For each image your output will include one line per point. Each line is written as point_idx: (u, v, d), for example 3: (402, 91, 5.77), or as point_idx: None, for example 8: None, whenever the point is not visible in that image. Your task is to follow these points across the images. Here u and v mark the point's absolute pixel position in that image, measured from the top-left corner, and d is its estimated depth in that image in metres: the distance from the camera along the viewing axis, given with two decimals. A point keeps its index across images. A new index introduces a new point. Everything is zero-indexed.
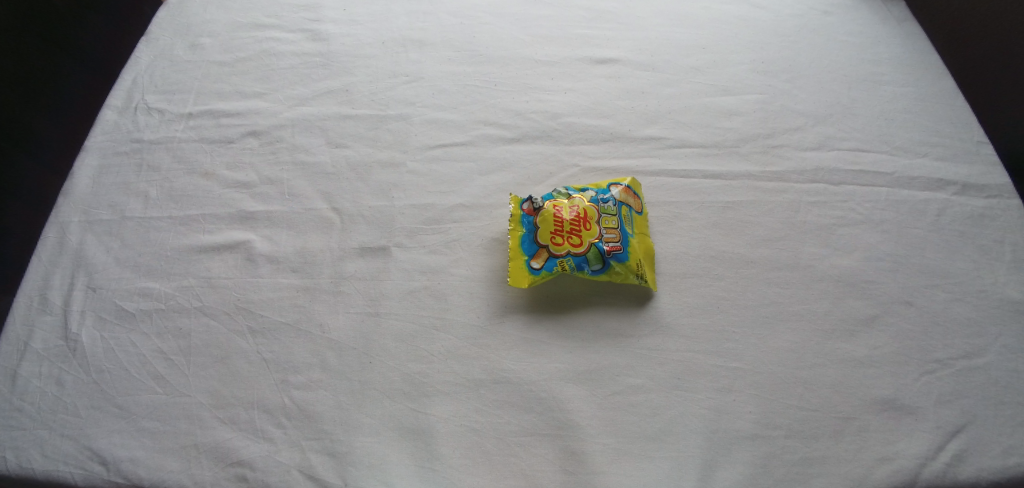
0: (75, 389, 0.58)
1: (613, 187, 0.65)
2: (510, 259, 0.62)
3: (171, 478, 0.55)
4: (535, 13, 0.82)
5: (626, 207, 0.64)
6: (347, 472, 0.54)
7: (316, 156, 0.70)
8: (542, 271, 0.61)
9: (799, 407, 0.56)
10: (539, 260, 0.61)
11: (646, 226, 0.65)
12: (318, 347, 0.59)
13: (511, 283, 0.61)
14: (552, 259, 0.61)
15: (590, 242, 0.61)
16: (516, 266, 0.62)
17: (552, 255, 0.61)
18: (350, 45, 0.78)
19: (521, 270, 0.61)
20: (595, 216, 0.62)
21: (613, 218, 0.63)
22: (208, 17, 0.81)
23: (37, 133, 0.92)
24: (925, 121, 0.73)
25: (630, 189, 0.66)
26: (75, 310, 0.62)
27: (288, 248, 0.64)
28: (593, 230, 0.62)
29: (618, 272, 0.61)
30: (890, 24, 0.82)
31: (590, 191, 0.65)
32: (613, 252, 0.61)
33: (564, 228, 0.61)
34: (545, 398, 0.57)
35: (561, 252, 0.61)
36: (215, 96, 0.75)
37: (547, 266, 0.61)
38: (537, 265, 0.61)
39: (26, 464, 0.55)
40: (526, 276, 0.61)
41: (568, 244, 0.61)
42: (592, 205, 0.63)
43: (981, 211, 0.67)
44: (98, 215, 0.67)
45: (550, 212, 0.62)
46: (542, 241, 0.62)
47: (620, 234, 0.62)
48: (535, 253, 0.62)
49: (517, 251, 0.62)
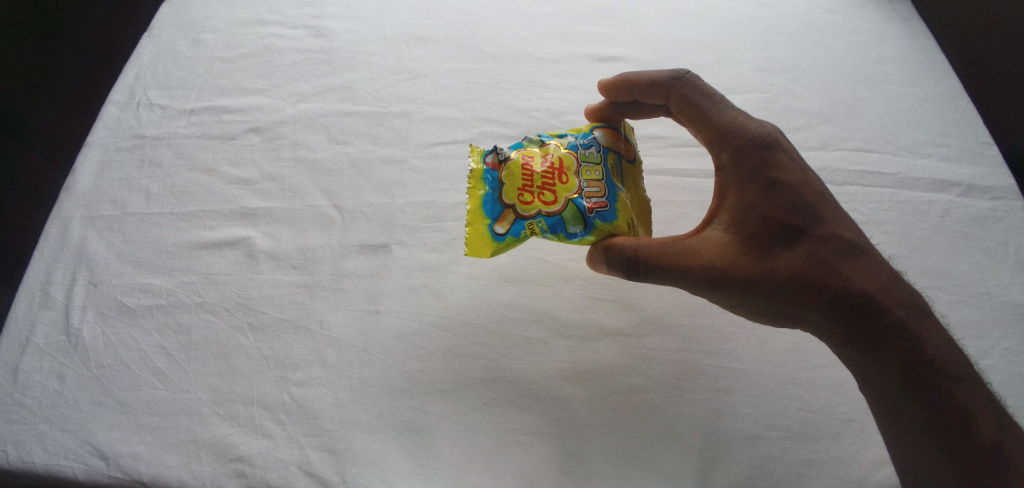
0: (76, 384, 0.58)
1: (596, 129, 0.56)
2: (470, 223, 0.52)
3: (171, 474, 0.55)
4: (539, 9, 0.81)
5: (613, 151, 0.54)
6: (345, 469, 0.54)
7: (317, 153, 0.70)
8: (507, 237, 0.51)
9: (800, 409, 0.56)
10: (504, 222, 0.51)
11: (635, 176, 0.56)
12: (318, 344, 0.59)
13: (471, 253, 0.52)
14: (519, 222, 0.51)
15: (566, 198, 0.51)
16: (475, 231, 0.52)
17: (519, 216, 0.51)
18: (351, 42, 0.77)
19: (480, 236, 0.52)
20: (572, 167, 0.53)
21: (595, 168, 0.53)
22: (209, 13, 0.81)
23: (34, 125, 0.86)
24: (930, 122, 0.73)
25: (617, 129, 0.57)
26: (77, 305, 0.62)
27: (288, 245, 0.64)
28: (570, 183, 0.52)
29: (602, 234, 0.51)
30: (896, 22, 0.81)
31: (567, 140, 0.55)
32: (594, 209, 0.51)
33: (533, 184, 0.52)
34: (544, 397, 0.57)
35: (530, 213, 0.51)
36: (217, 92, 0.75)
37: (513, 230, 0.51)
38: (501, 230, 0.51)
39: (28, 458, 0.55)
40: (487, 243, 0.52)
41: (539, 202, 0.51)
42: (569, 155, 0.53)
43: (985, 213, 0.67)
44: (100, 211, 0.67)
45: (517, 165, 0.53)
46: (507, 200, 0.52)
47: (604, 187, 0.52)
48: (499, 214, 0.52)
49: (479, 214, 0.52)
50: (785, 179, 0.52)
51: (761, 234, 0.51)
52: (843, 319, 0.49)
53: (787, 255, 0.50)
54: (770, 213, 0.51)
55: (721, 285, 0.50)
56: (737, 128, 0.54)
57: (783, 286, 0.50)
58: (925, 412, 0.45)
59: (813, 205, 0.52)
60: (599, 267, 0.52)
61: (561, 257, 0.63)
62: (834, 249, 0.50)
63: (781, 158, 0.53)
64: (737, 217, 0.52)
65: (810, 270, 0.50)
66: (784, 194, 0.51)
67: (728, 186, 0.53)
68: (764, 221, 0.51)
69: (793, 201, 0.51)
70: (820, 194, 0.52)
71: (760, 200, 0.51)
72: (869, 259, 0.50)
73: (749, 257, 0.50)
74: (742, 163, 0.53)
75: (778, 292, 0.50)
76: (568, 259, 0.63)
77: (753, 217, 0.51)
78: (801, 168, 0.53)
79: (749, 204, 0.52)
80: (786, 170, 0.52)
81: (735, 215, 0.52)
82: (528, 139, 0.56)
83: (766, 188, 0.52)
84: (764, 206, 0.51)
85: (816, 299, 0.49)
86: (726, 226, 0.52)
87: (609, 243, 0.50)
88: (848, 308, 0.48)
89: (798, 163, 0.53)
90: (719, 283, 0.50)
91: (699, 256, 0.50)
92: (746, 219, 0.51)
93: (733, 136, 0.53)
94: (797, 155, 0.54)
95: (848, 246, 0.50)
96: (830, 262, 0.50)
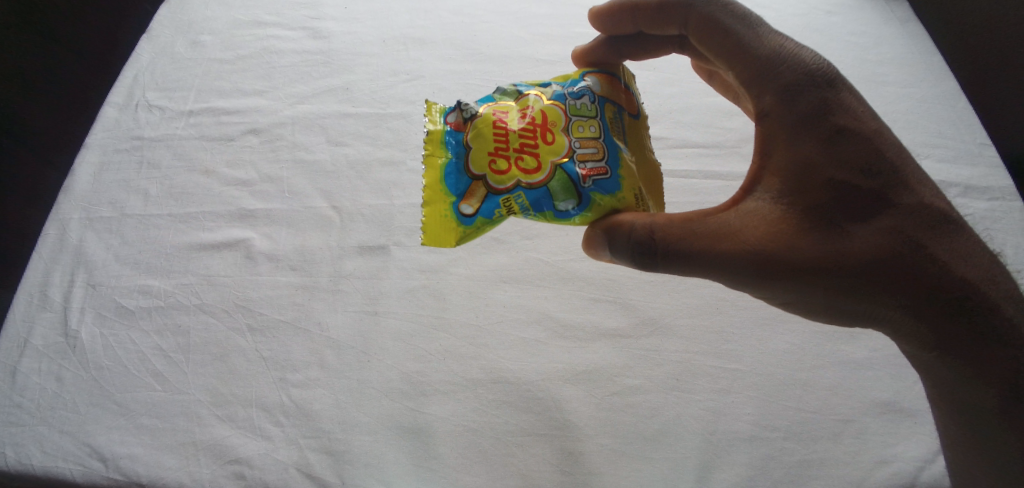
0: (74, 386, 0.58)
1: (586, 76, 0.48)
2: (433, 200, 0.46)
3: (170, 476, 0.55)
4: (538, 11, 0.81)
5: (609, 104, 0.46)
6: (344, 471, 0.54)
7: (315, 154, 0.70)
8: (475, 219, 0.44)
9: (798, 409, 0.56)
10: (472, 200, 0.44)
11: (639, 133, 0.49)
12: (317, 345, 0.59)
13: (432, 240, 0.45)
14: (491, 198, 0.44)
15: (553, 163, 0.43)
16: (440, 215, 0.45)
17: (492, 191, 0.44)
18: (350, 43, 0.77)
19: (446, 221, 0.45)
20: (559, 124, 0.44)
21: (589, 124, 0.44)
22: (208, 15, 0.81)
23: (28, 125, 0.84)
24: (928, 123, 0.73)
25: (614, 76, 0.49)
26: (76, 307, 0.62)
27: (287, 246, 0.64)
28: (557, 143, 0.44)
29: (600, 206, 0.43)
30: (894, 24, 0.82)
31: (551, 90, 0.47)
32: (589, 177, 0.43)
33: (508, 147, 0.44)
34: (543, 398, 0.57)
35: (506, 186, 0.44)
36: (215, 93, 0.75)
37: (484, 210, 0.44)
38: (469, 208, 0.44)
39: (26, 460, 0.55)
40: (454, 228, 0.45)
41: (517, 171, 0.43)
42: (555, 109, 0.45)
43: (982, 214, 0.67)
44: (98, 212, 0.67)
45: (487, 126, 0.45)
46: (476, 171, 0.44)
47: (602, 148, 0.44)
48: (466, 191, 0.45)
49: (443, 189, 0.45)
50: (845, 133, 0.44)
51: (833, 202, 0.43)
52: (934, 304, 0.42)
53: (865, 231, 0.43)
54: (834, 177, 0.43)
55: (784, 276, 0.43)
56: (778, 69, 0.46)
57: (867, 266, 0.42)
58: (1022, 430, 0.42)
59: (880, 162, 0.45)
60: (601, 256, 0.47)
61: (559, 258, 0.63)
62: (917, 216, 0.44)
63: (838, 104, 0.45)
64: (792, 184, 0.44)
65: (895, 252, 0.42)
66: (853, 150, 0.44)
67: (774, 143, 0.45)
68: (828, 189, 0.43)
69: (857, 160, 0.44)
70: (886, 147, 0.45)
71: (829, 157, 0.44)
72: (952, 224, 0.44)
73: (813, 237, 0.43)
74: (795, 114, 0.45)
75: (859, 280, 0.43)
76: (566, 260, 0.63)
77: (815, 183, 0.43)
78: (858, 116, 0.45)
79: (805, 168, 0.44)
80: (845, 121, 0.45)
81: (788, 183, 0.44)
82: (502, 95, 0.48)
83: (825, 144, 0.44)
84: (825, 168, 0.44)
85: (906, 291, 0.42)
86: (776, 196, 0.44)
87: (613, 222, 0.43)
88: (937, 287, 0.42)
89: (856, 106, 0.46)
90: (784, 272, 0.43)
91: (760, 237, 0.43)
92: (804, 185, 0.43)
93: (787, 79, 0.45)
94: (852, 98, 0.46)
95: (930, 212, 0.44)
96: (918, 236, 0.43)
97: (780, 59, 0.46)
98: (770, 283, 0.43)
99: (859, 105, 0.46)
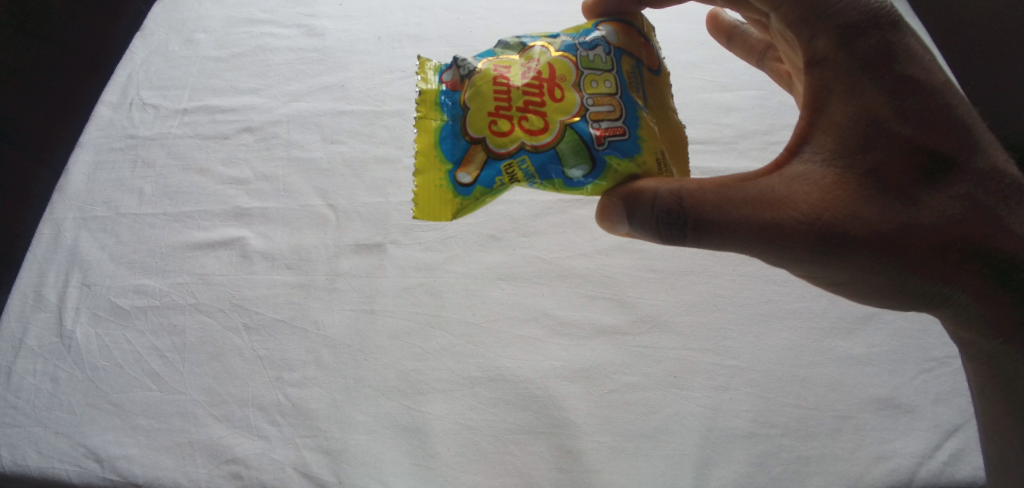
0: (70, 386, 0.58)
1: (600, 26, 0.47)
2: (426, 170, 0.46)
3: (166, 476, 0.54)
4: (533, 8, 0.80)
5: (623, 57, 0.45)
6: (341, 470, 0.54)
7: (311, 152, 0.69)
8: (473, 189, 0.44)
9: (797, 406, 0.56)
10: (470, 169, 0.44)
11: (658, 90, 0.47)
12: (313, 344, 0.59)
13: (425, 216, 0.45)
14: (491, 165, 0.43)
15: (563, 123, 0.42)
16: (434, 186, 0.45)
17: (491, 157, 0.43)
18: (345, 41, 0.77)
19: (441, 193, 0.45)
20: (570, 79, 0.43)
21: (603, 80, 0.44)
22: (202, 12, 0.80)
23: (21, 126, 0.84)
24: None
25: (631, 25, 0.48)
26: (70, 307, 0.62)
27: (283, 245, 0.64)
28: (564, 102, 0.43)
29: (616, 172, 0.42)
30: None
31: (560, 40, 0.46)
32: (604, 137, 0.42)
33: (510, 107, 0.43)
34: (540, 396, 0.56)
35: (510, 150, 0.43)
36: (209, 92, 0.74)
37: (483, 179, 0.43)
38: (468, 178, 0.44)
39: (22, 461, 0.55)
40: (449, 200, 0.45)
41: (521, 132, 0.43)
42: (566, 61, 0.44)
43: None
44: (93, 212, 0.67)
45: (486, 82, 0.44)
46: (474, 135, 0.44)
47: (618, 105, 0.43)
48: (464, 159, 0.44)
49: (439, 160, 0.45)
50: (905, 88, 0.44)
51: (887, 160, 0.43)
52: (977, 265, 0.43)
53: (930, 196, 0.43)
54: (894, 136, 0.43)
55: (839, 241, 0.42)
56: (836, 13, 0.44)
57: (916, 224, 0.42)
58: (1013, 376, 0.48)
59: (944, 119, 0.44)
60: (619, 227, 0.47)
61: (557, 255, 0.63)
62: (982, 181, 0.44)
63: (898, 55, 0.44)
64: (847, 143, 0.43)
65: (960, 220, 0.43)
66: (909, 104, 0.44)
67: (828, 97, 0.44)
68: (886, 149, 0.43)
69: (919, 117, 0.44)
70: (951, 101, 0.45)
71: (887, 113, 0.43)
72: (999, 179, 0.44)
73: (865, 197, 0.42)
74: (852, 66, 0.43)
75: (922, 251, 0.43)
76: (563, 257, 0.63)
77: (873, 142, 0.43)
78: (919, 65, 0.44)
79: (863, 125, 0.43)
80: (905, 73, 0.44)
81: (843, 142, 0.43)
82: (504, 48, 0.47)
83: (883, 99, 0.43)
84: (884, 124, 0.43)
85: (971, 264, 0.43)
86: (828, 157, 0.43)
87: (634, 188, 0.42)
88: (980, 247, 0.43)
89: (918, 53, 0.45)
90: (845, 243, 0.42)
91: (802, 202, 0.42)
92: (856, 142, 0.43)
93: (851, 30, 0.43)
94: (915, 45, 0.45)
95: (978, 168, 0.44)
96: (985, 202, 0.43)
97: (835, 2, 0.44)
98: (829, 257, 0.43)
99: (922, 53, 0.45)
